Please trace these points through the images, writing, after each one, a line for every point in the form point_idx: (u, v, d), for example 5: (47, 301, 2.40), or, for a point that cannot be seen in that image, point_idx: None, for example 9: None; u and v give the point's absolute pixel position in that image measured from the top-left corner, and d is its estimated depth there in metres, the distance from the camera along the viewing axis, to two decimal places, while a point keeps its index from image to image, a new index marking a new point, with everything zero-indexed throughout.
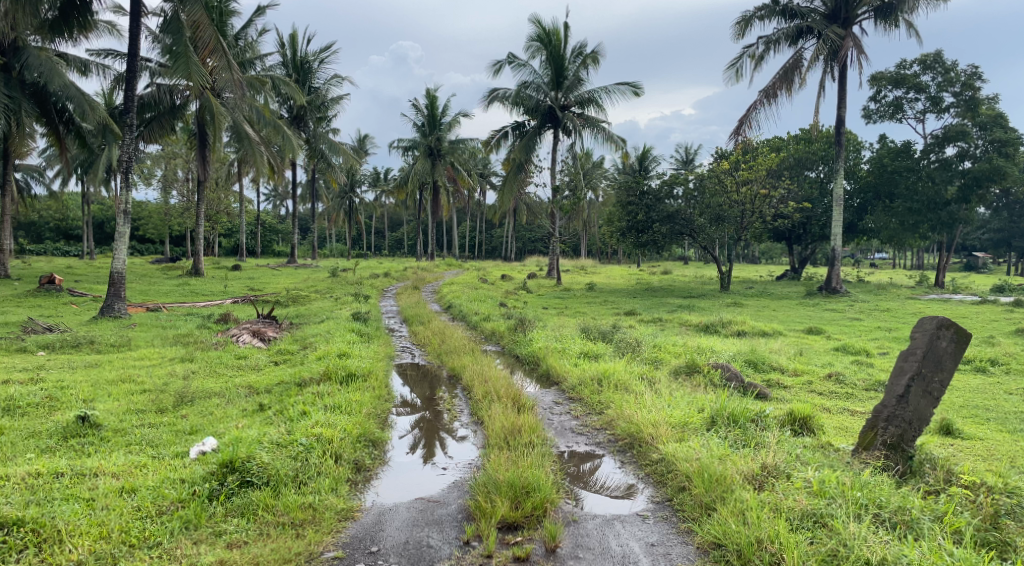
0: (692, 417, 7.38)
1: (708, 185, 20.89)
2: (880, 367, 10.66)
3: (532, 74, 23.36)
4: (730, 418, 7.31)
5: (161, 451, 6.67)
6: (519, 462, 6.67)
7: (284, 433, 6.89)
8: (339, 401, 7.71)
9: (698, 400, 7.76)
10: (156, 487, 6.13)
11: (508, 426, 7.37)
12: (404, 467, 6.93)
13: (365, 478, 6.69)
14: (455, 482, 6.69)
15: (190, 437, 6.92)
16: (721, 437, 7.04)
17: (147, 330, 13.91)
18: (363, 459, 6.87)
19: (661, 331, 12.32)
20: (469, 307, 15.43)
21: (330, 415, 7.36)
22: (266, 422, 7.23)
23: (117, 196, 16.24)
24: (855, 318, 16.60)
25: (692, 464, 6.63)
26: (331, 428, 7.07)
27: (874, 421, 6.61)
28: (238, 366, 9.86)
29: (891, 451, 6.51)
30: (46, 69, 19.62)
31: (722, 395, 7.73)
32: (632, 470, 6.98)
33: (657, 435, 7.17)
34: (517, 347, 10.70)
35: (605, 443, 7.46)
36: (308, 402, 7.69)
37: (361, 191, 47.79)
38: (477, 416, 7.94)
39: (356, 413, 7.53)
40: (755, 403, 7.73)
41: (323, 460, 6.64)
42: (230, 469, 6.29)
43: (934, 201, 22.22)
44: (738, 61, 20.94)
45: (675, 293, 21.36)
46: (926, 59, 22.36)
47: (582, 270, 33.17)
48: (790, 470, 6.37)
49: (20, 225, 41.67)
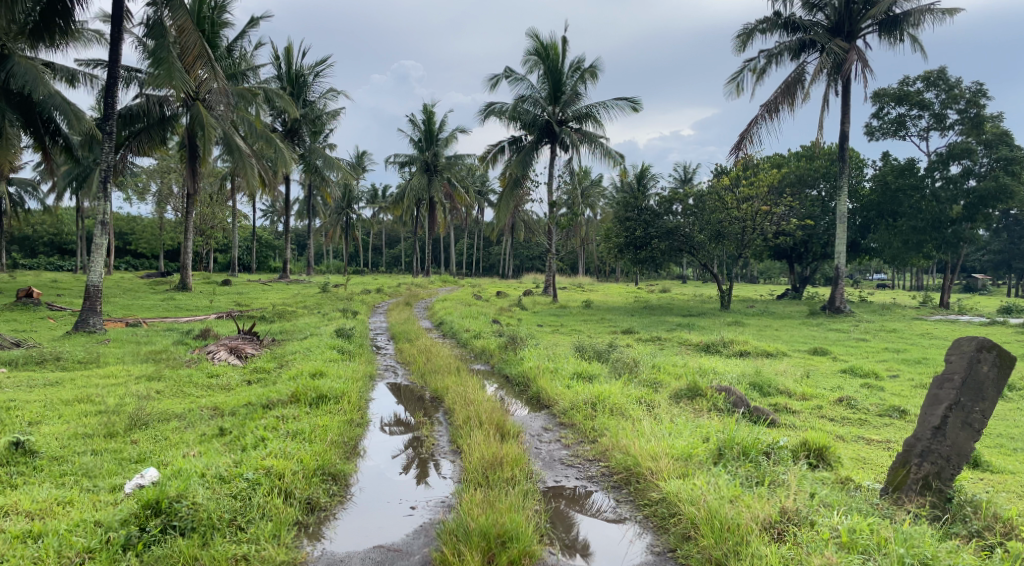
0: (697, 448, 6.70)
1: (708, 202, 20.28)
2: (892, 392, 10.06)
3: (529, 88, 22.85)
4: (740, 451, 6.64)
5: (97, 483, 6.02)
6: (497, 504, 6.01)
7: (231, 465, 6.25)
8: (303, 427, 7.05)
9: (703, 429, 7.08)
10: (66, 533, 5.48)
11: (488, 459, 6.69)
12: (369, 503, 6.27)
13: (320, 520, 6.00)
14: (422, 527, 6.01)
15: (133, 467, 6.25)
16: (732, 473, 6.37)
17: (121, 346, 13.24)
18: (320, 496, 6.19)
19: (660, 351, 11.68)
20: (460, 324, 14.79)
21: (289, 443, 6.69)
22: (219, 450, 6.57)
23: (96, 206, 15.62)
24: (860, 338, 16.00)
25: (698, 507, 5.97)
26: (284, 459, 6.40)
27: (906, 456, 6.01)
28: (208, 386, 9.18)
29: (925, 490, 5.87)
30: (31, 77, 18.94)
31: (730, 424, 7.06)
32: (628, 511, 6.30)
33: (658, 470, 6.50)
34: (506, 367, 10.07)
35: (598, 477, 6.78)
36: (269, 428, 7.04)
37: (358, 207, 47.27)
38: (456, 445, 7.26)
39: (319, 441, 6.84)
40: (767, 432, 7.06)
41: (269, 498, 5.96)
42: (155, 510, 5.63)
43: (939, 220, 21.72)
44: (739, 75, 20.49)
45: (673, 312, 20.73)
46: (929, 76, 21.95)
47: (580, 287, 32.66)
48: (813, 517, 5.70)
49: (14, 239, 41.04)
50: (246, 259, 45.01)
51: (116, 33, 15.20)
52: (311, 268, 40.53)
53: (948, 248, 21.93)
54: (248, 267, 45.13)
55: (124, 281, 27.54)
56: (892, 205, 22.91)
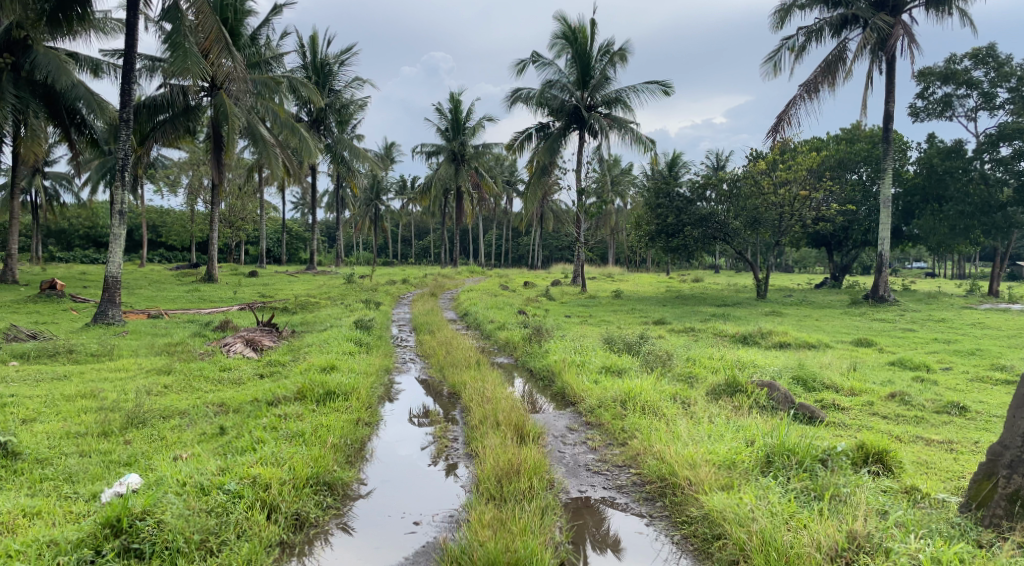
0: (741, 454, 6.08)
1: (743, 187, 19.39)
2: (948, 387, 9.34)
3: (557, 73, 22.19)
4: (793, 458, 5.98)
5: (76, 490, 5.62)
6: (511, 524, 5.48)
7: (215, 472, 5.79)
8: (304, 428, 6.57)
9: (747, 431, 6.43)
10: (16, 553, 5.04)
11: (504, 466, 6.11)
12: (371, 516, 5.78)
13: (310, 539, 5.52)
14: (425, 547, 5.48)
15: (119, 471, 5.84)
16: (785, 486, 5.73)
17: (139, 338, 12.91)
18: (309, 510, 5.68)
19: (695, 342, 11.02)
20: (485, 314, 14.26)
21: (284, 447, 6.21)
22: (215, 453, 6.14)
23: (113, 195, 15.34)
24: (907, 328, 15.16)
25: (749, 532, 5.36)
26: (275, 467, 5.91)
27: (992, 467, 5.35)
28: (217, 380, 8.75)
29: (1014, 507, 5.23)
30: (54, 67, 18.74)
31: (780, 424, 6.41)
32: (662, 530, 5.72)
33: (697, 482, 5.88)
34: (530, 361, 9.53)
35: (628, 487, 6.19)
36: (269, 428, 6.58)
37: (387, 198, 46.97)
38: (470, 448, 6.73)
39: (317, 444, 6.33)
40: (817, 434, 6.40)
41: (249, 515, 5.48)
42: (114, 530, 5.17)
43: (988, 203, 20.61)
44: (776, 54, 19.60)
45: (707, 301, 19.95)
46: (977, 53, 20.77)
47: (610, 278, 31.98)
48: (888, 544, 5.08)
49: (50, 232, 41.41)
50: (276, 251, 44.99)
51: (131, 18, 14.87)
52: (340, 259, 40.31)
53: (997, 234, 20.73)
54: (278, 258, 45.10)
55: (153, 273, 27.50)
56: (937, 189, 21.75)
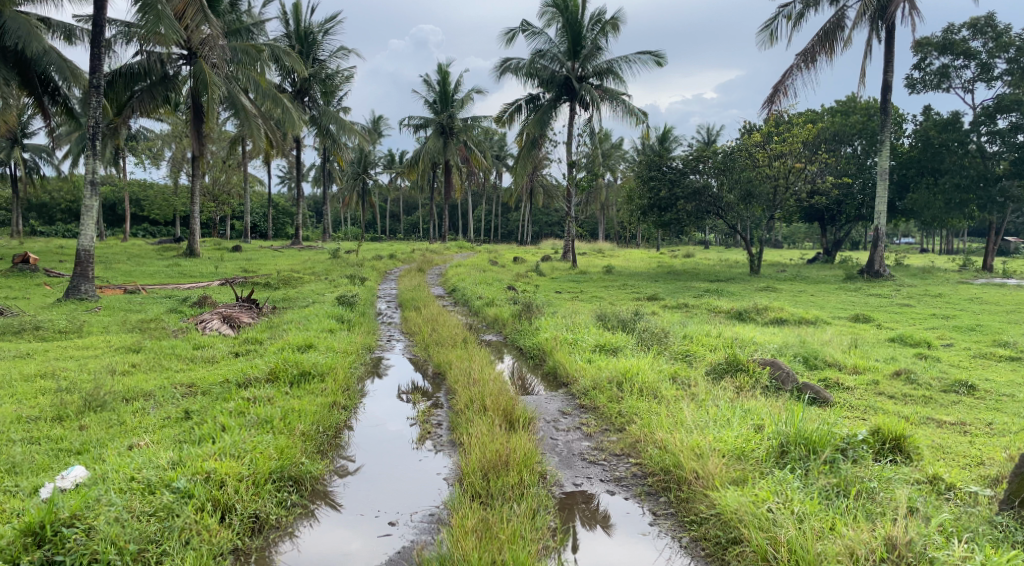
0: (750, 444, 5.69)
1: (736, 159, 18.82)
2: (952, 363, 9.03)
3: (547, 43, 21.50)
4: (809, 448, 5.56)
5: (18, 482, 5.15)
6: (496, 527, 5.05)
7: (169, 464, 5.34)
8: (271, 414, 6.13)
9: (756, 417, 6.04)
10: None
11: (490, 458, 5.68)
12: (343, 516, 5.34)
13: (271, 546, 5.08)
14: (401, 551, 5.04)
15: (68, 460, 5.40)
16: (805, 482, 5.30)
17: (112, 314, 12.36)
18: (269, 510, 5.25)
19: (691, 319, 10.63)
20: (474, 290, 13.81)
21: (250, 435, 5.78)
22: (174, 441, 5.68)
23: (84, 165, 14.63)
24: (904, 304, 14.83)
25: (772, 539, 4.92)
26: (237, 459, 5.47)
27: None
28: (190, 358, 8.25)
29: None
30: (25, 33, 17.71)
31: (792, 410, 6.00)
32: (666, 529, 5.31)
33: (705, 476, 5.46)
34: (520, 339, 9.11)
35: (628, 480, 5.79)
36: (234, 413, 6.14)
37: (375, 172, 46.19)
38: (455, 435, 6.31)
39: (285, 433, 5.89)
40: (828, 418, 6.03)
41: (199, 518, 5.00)
42: (37, 539, 4.67)
43: (984, 176, 20.35)
44: (773, 23, 19.03)
45: (699, 277, 19.53)
46: (976, 23, 20.29)
47: (600, 253, 31.51)
48: (931, 553, 4.62)
49: (31, 207, 40.45)
50: (262, 226, 44.18)
51: None
52: (327, 235, 39.61)
53: (992, 208, 20.49)
54: (264, 233, 44.31)
55: (133, 247, 26.78)
56: (933, 162, 21.20)
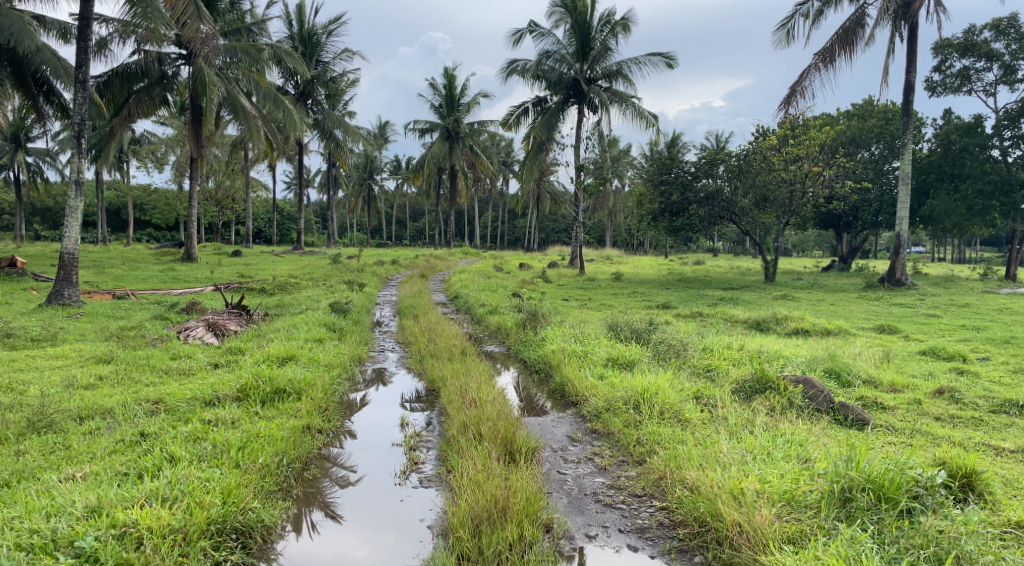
0: (799, 490, 4.92)
1: (752, 163, 18.05)
2: (994, 380, 8.23)
3: (555, 44, 20.80)
4: (880, 498, 4.79)
5: None
6: None
7: (87, 508, 4.67)
8: (230, 442, 5.45)
9: (798, 456, 5.27)
10: None
11: (485, 505, 4.94)
12: None
13: None
14: None
15: None
16: (879, 542, 4.56)
17: (95, 321, 11.66)
18: None
19: (708, 330, 9.85)
20: (476, 297, 13.08)
21: (199, 471, 5.07)
22: (112, 474, 5.03)
23: (70, 166, 13.92)
24: (931, 314, 14.03)
25: None
26: (175, 505, 4.77)
27: None
28: (163, 370, 7.54)
29: None
30: (15, 29, 15.97)
31: (844, 446, 5.21)
32: None
33: (751, 532, 4.74)
34: (523, 351, 8.38)
35: (654, 531, 5.03)
36: (186, 441, 5.45)
37: (382, 177, 45.50)
38: (445, 470, 5.57)
39: (241, 468, 5.19)
40: (888, 453, 5.26)
41: None
42: None
43: (1008, 181, 19.35)
44: (790, 21, 18.30)
45: (712, 285, 18.74)
46: (998, 24, 19.51)
47: (608, 259, 30.83)
48: None
49: (35, 211, 39.92)
50: (266, 231, 43.59)
51: None
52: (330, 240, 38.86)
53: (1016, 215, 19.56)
54: (268, 239, 43.70)
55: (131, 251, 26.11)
56: (954, 167, 20.43)
